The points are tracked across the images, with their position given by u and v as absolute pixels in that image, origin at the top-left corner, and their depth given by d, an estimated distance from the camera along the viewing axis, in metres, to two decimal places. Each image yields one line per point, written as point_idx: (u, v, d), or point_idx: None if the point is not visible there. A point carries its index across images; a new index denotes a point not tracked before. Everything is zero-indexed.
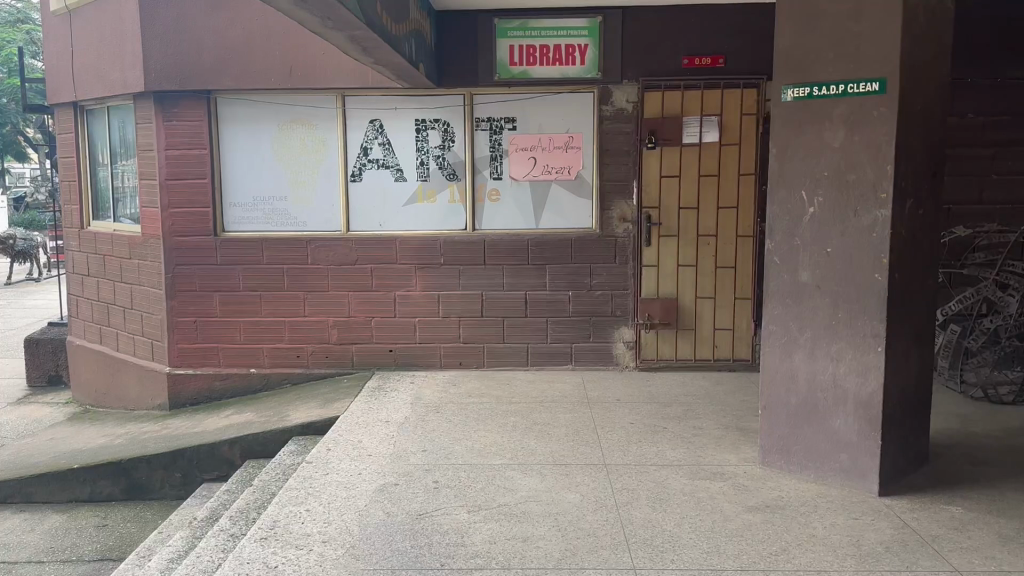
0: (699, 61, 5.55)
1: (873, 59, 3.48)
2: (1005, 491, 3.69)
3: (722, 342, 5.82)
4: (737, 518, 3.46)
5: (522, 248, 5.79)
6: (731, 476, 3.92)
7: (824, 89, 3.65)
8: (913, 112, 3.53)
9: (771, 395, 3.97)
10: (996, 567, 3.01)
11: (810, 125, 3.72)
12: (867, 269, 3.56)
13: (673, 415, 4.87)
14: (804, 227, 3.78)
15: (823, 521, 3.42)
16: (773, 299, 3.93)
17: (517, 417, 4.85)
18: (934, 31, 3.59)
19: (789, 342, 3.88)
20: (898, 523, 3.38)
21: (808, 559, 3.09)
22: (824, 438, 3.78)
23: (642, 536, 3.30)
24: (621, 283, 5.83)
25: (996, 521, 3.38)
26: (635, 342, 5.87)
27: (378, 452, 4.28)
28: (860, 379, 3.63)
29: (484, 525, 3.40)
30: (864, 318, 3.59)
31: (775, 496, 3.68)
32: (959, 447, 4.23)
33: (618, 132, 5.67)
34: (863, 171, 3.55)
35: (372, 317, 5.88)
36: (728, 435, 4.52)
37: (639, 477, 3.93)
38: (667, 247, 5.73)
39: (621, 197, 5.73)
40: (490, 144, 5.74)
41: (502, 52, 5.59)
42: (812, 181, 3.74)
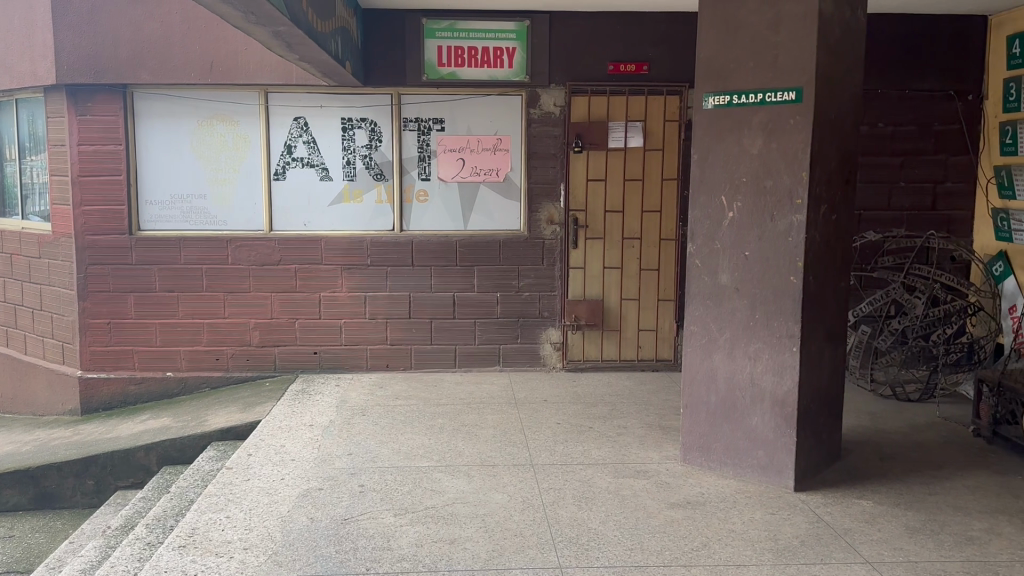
0: (624, 67, 5.64)
1: (790, 69, 3.61)
2: (911, 484, 3.87)
3: (646, 343, 5.94)
4: (660, 515, 3.53)
5: (450, 249, 5.78)
6: (654, 474, 3.99)
7: (743, 97, 3.76)
8: (827, 121, 3.67)
9: (692, 394, 4.06)
10: (904, 557, 3.15)
11: (730, 132, 3.83)
12: (783, 272, 3.69)
13: (598, 414, 4.93)
14: (725, 231, 3.88)
15: (742, 516, 3.52)
16: (694, 301, 4.02)
17: (445, 418, 4.85)
18: (846, 44, 3.74)
19: (709, 343, 3.97)
20: (812, 517, 3.51)
21: (728, 554, 3.18)
22: (742, 435, 3.90)
23: (568, 535, 3.33)
24: (548, 285, 5.87)
25: (903, 513, 3.54)
26: (562, 344, 5.93)
27: (301, 457, 4.20)
28: (777, 378, 3.75)
29: (411, 528, 3.38)
30: (780, 319, 3.72)
31: (696, 493, 3.77)
32: (869, 443, 4.42)
33: (546, 135, 5.72)
34: (780, 177, 3.67)
35: (296, 319, 5.79)
36: (652, 433, 4.60)
37: (565, 476, 3.97)
38: (593, 249, 5.82)
39: (548, 199, 5.78)
40: (418, 144, 5.71)
41: (430, 52, 5.57)
42: (731, 186, 3.84)
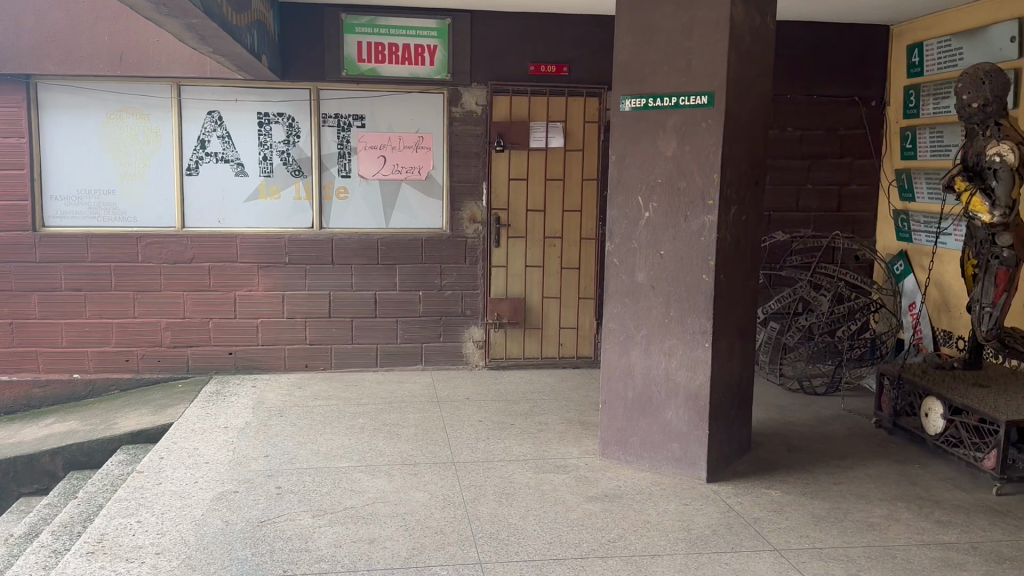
0: (544, 68, 5.71)
1: (702, 74, 3.72)
2: (817, 474, 4.04)
3: (567, 341, 6.03)
4: (578, 508, 3.60)
5: (371, 247, 5.74)
6: (573, 468, 4.06)
7: (658, 100, 3.86)
8: (738, 125, 3.80)
9: (610, 389, 4.14)
10: (809, 544, 3.30)
11: (645, 134, 3.92)
12: (696, 270, 3.81)
13: (519, 412, 4.98)
14: (641, 230, 3.97)
15: (657, 507, 3.62)
16: (612, 299, 4.09)
17: (366, 418, 4.82)
18: (756, 51, 3.88)
19: (627, 339, 4.06)
20: (724, 507, 3.63)
21: (644, 544, 3.27)
22: (657, 429, 4.00)
23: (488, 531, 3.37)
24: (471, 283, 5.90)
25: (809, 502, 3.70)
26: (484, 342, 5.96)
27: (216, 459, 4.11)
28: (690, 373, 3.88)
29: (330, 529, 3.36)
30: (693, 317, 3.84)
31: (613, 486, 3.85)
32: (778, 435, 4.59)
33: (468, 133, 5.73)
34: (693, 179, 3.79)
35: (210, 319, 5.66)
36: (571, 429, 4.68)
37: (486, 473, 4.00)
38: (514, 248, 5.87)
39: (470, 197, 5.80)
40: (338, 140, 5.64)
41: (350, 48, 5.52)
42: (647, 187, 3.93)
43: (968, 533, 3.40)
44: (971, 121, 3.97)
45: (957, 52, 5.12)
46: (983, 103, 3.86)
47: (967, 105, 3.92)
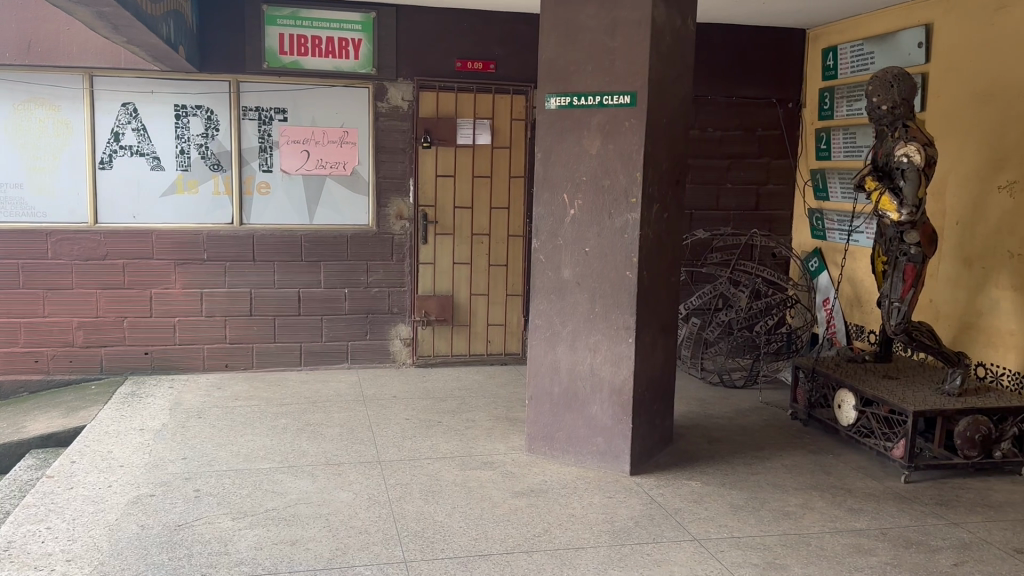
0: (471, 65, 5.71)
1: (625, 73, 3.78)
2: (736, 465, 4.16)
3: (494, 338, 6.05)
4: (504, 504, 3.61)
5: (294, 244, 5.65)
6: (499, 464, 4.07)
7: (582, 99, 3.89)
8: (659, 125, 3.87)
9: (536, 385, 4.16)
10: (727, 533, 3.39)
11: (570, 132, 3.95)
12: (620, 267, 3.87)
13: (446, 409, 4.97)
14: (566, 227, 4.00)
15: (581, 501, 3.66)
16: (538, 296, 4.11)
17: (289, 418, 4.74)
18: (676, 52, 3.95)
19: (553, 335, 4.09)
20: (646, 499, 3.70)
21: (568, 537, 3.31)
22: (583, 424, 4.05)
23: (413, 529, 3.35)
24: (397, 280, 5.85)
25: (728, 492, 3.80)
26: (411, 339, 5.92)
27: (131, 463, 3.98)
28: (614, 368, 3.94)
29: (251, 531, 3.29)
30: (617, 312, 3.90)
31: (539, 481, 3.88)
32: (699, 428, 4.70)
33: (393, 129, 5.68)
34: (617, 177, 3.85)
35: (124, 318, 5.47)
36: (499, 425, 4.69)
37: (413, 471, 3.98)
38: (442, 245, 5.85)
39: (397, 194, 5.75)
40: (259, 134, 5.51)
41: (271, 40, 5.41)
42: (572, 185, 3.97)
43: (877, 520, 3.55)
44: (880, 123, 4.13)
45: (868, 56, 5.33)
46: (892, 105, 4.03)
47: (877, 107, 4.08)
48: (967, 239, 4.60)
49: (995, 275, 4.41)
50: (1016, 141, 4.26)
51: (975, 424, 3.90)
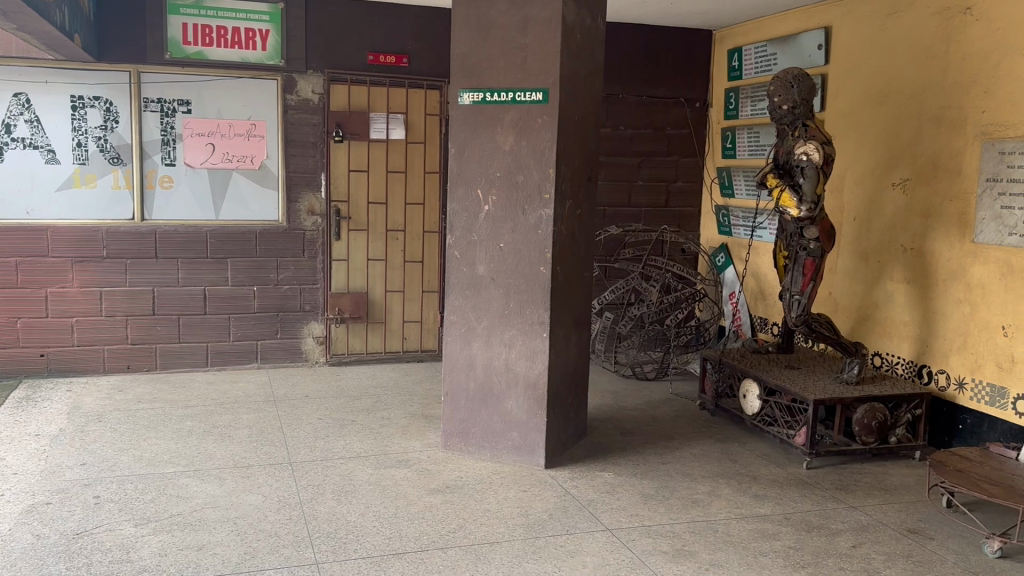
0: (383, 58, 5.64)
1: (537, 70, 3.80)
2: (648, 455, 4.24)
3: (410, 335, 6.00)
4: (418, 501, 3.59)
5: (200, 241, 5.47)
6: (414, 462, 4.04)
7: (495, 95, 3.90)
8: (571, 122, 3.91)
9: (452, 381, 4.14)
10: (638, 522, 3.46)
11: (483, 129, 3.95)
12: (534, 263, 3.89)
13: (361, 408, 4.90)
14: (481, 223, 3.99)
15: (496, 496, 3.67)
16: (453, 292, 4.09)
17: (195, 421, 4.58)
18: (587, 50, 4.00)
19: (468, 331, 4.08)
20: (560, 491, 3.74)
21: (483, 532, 3.31)
22: (498, 418, 4.06)
23: (325, 530, 3.30)
24: (309, 277, 5.74)
25: (639, 482, 3.88)
26: (324, 338, 5.82)
27: (25, 470, 3.78)
28: (529, 363, 3.96)
29: (154, 537, 3.17)
30: (532, 308, 3.93)
31: (454, 477, 3.87)
32: (612, 420, 4.78)
33: (303, 122, 5.56)
34: (530, 173, 3.87)
35: (17, 318, 5.20)
36: (414, 423, 4.66)
37: (325, 471, 3.92)
38: (355, 241, 5.77)
39: (308, 188, 5.63)
40: (161, 126, 5.31)
41: (173, 30, 5.22)
42: (486, 181, 3.96)
43: (781, 505, 3.68)
44: (781, 123, 4.28)
45: (772, 57, 5.51)
46: (792, 105, 4.18)
47: (778, 107, 4.23)
48: (863, 234, 4.81)
49: (890, 268, 4.62)
50: (908, 141, 4.48)
51: (871, 411, 4.09)
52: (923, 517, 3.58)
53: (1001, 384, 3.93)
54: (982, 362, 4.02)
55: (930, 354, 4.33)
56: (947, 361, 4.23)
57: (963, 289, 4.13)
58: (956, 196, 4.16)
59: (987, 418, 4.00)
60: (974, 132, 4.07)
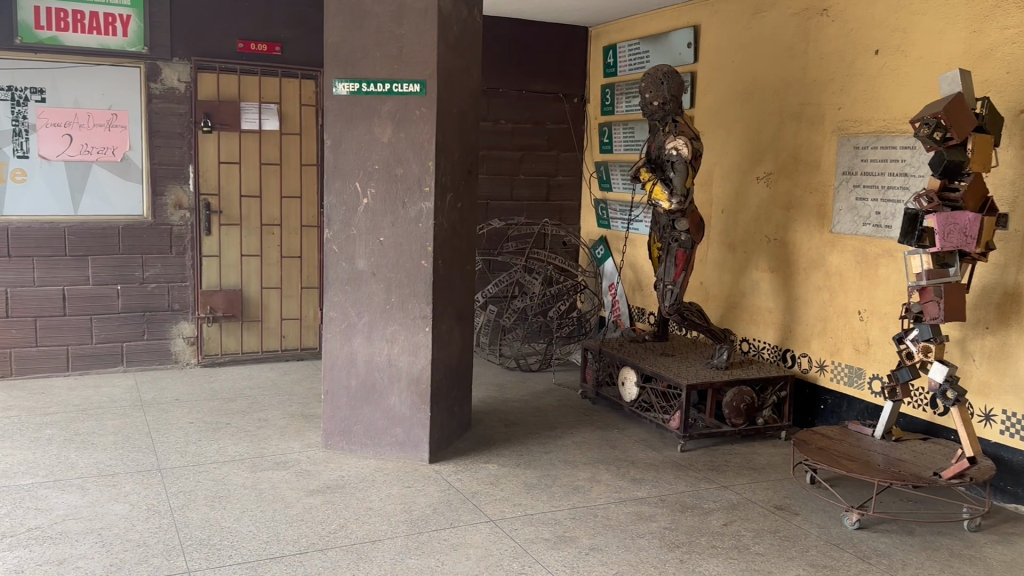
0: (255, 46, 5.45)
1: (413, 61, 3.76)
2: (532, 446, 4.27)
3: (289, 333, 5.83)
4: (297, 503, 3.49)
5: (57, 238, 5.13)
6: (293, 463, 3.92)
7: (371, 86, 3.82)
8: (449, 114, 3.89)
9: (332, 379, 4.03)
10: (522, 511, 3.48)
11: (360, 120, 3.85)
12: (416, 257, 3.85)
13: (236, 410, 4.71)
14: (360, 217, 3.90)
15: (379, 493, 3.61)
16: (331, 287, 3.98)
17: (55, 429, 4.29)
18: (464, 42, 3.98)
19: (348, 327, 3.98)
20: (444, 486, 3.72)
21: (365, 531, 3.25)
22: (380, 415, 3.99)
23: (198, 537, 3.16)
24: (178, 275, 5.48)
25: (523, 472, 3.91)
26: (196, 338, 5.58)
27: None
28: (411, 358, 3.92)
29: (9, 554, 2.95)
30: (413, 302, 3.89)
31: (335, 477, 3.78)
32: (496, 413, 4.79)
33: (169, 112, 5.30)
34: (409, 166, 3.81)
35: None
36: (293, 423, 4.52)
37: (197, 476, 3.75)
38: (228, 236, 5.56)
39: (175, 182, 5.38)
40: (12, 116, 4.93)
41: (24, 13, 4.87)
42: (364, 173, 3.88)
43: (658, 488, 3.79)
44: (652, 118, 4.40)
45: (644, 55, 5.66)
46: (662, 101, 4.30)
47: (649, 103, 4.34)
48: (731, 226, 5.01)
49: (756, 258, 4.83)
50: (771, 136, 4.69)
51: (740, 394, 4.27)
52: (790, 494, 3.76)
53: (857, 365, 4.17)
54: (841, 345, 4.26)
55: (794, 339, 4.56)
56: (809, 345, 4.47)
57: (823, 277, 4.36)
58: (816, 188, 4.39)
59: (845, 398, 4.24)
60: (831, 128, 4.30)
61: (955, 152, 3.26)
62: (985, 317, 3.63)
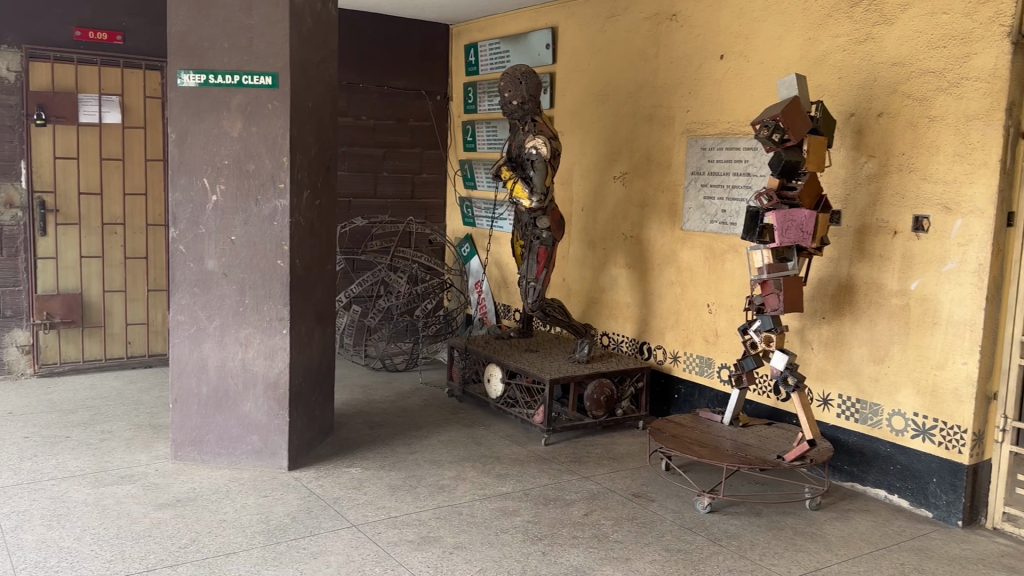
0: (93, 35, 5.13)
1: (264, 53, 3.63)
2: (396, 447, 4.23)
3: (135, 339, 5.51)
4: (144, 519, 3.31)
5: None
6: (140, 476, 3.71)
7: (219, 78, 3.66)
8: (304, 108, 3.78)
9: (181, 386, 3.84)
10: (385, 514, 3.44)
11: (207, 113, 3.69)
12: (271, 256, 3.72)
13: (75, 422, 4.41)
14: (209, 215, 3.73)
15: (234, 504, 3.48)
16: (178, 289, 3.79)
17: None
18: (318, 35, 3.88)
19: (198, 332, 3.81)
20: (304, 493, 3.62)
21: (218, 544, 3.12)
22: (235, 423, 3.84)
23: (33, 560, 2.94)
24: (10, 279, 5.12)
25: (386, 474, 3.86)
26: (31, 346, 5.20)
27: None
28: (267, 361, 3.79)
29: None
30: (269, 303, 3.76)
31: (186, 489, 3.60)
32: (360, 415, 4.71)
33: None
34: (261, 161, 3.69)
35: None
36: (140, 434, 4.28)
37: (32, 495, 3.49)
38: (65, 236, 5.21)
39: (5, 178, 5.01)
40: None
41: None
42: (213, 168, 3.71)
43: (521, 482, 3.83)
44: (512, 117, 4.44)
45: (505, 54, 5.71)
46: (522, 101, 4.35)
47: (508, 102, 4.38)
48: (591, 224, 5.14)
49: (614, 254, 4.96)
50: (626, 137, 4.83)
51: (600, 387, 4.38)
52: (646, 481, 3.88)
53: (707, 355, 4.36)
54: (693, 337, 4.44)
55: (650, 332, 4.73)
56: (664, 337, 4.63)
57: (675, 272, 4.53)
58: (668, 188, 4.56)
59: (697, 388, 4.43)
60: (680, 130, 4.47)
61: (792, 152, 3.44)
62: (821, 307, 3.87)
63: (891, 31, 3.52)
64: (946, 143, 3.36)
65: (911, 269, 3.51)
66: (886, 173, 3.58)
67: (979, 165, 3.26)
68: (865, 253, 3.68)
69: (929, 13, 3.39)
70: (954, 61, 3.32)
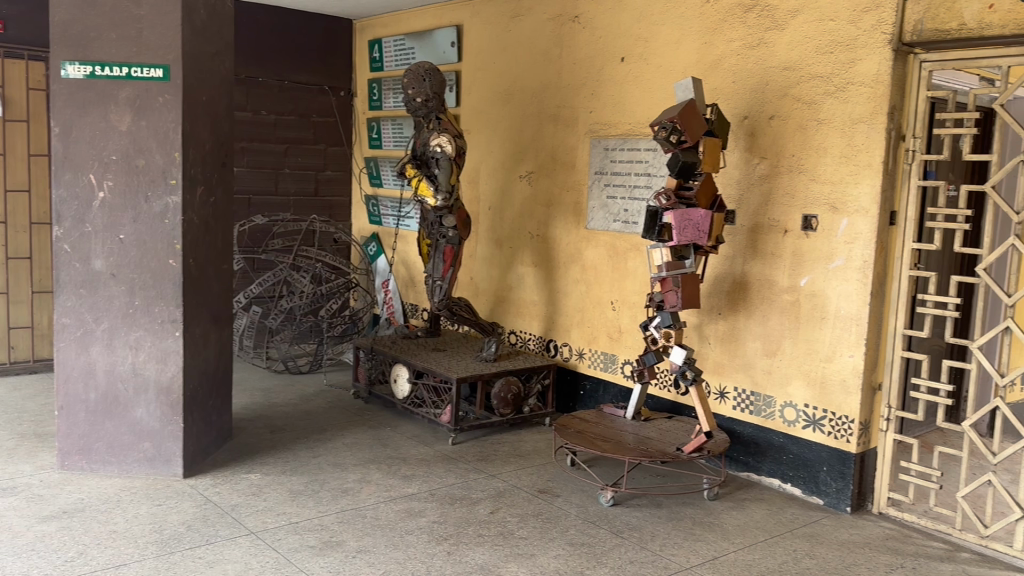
0: None
1: (153, 45, 3.50)
2: (298, 451, 4.14)
3: (18, 344, 5.24)
4: (27, 532, 3.14)
5: None
6: (23, 488, 3.52)
7: (106, 69, 3.51)
8: (197, 102, 3.66)
9: (67, 392, 3.67)
10: (285, 520, 3.36)
11: (93, 106, 3.53)
12: (162, 256, 3.59)
13: None
14: (95, 212, 3.57)
15: (125, 514, 3.34)
16: (63, 290, 3.61)
17: None
18: (212, 27, 3.76)
19: (85, 335, 3.64)
20: (200, 500, 3.50)
21: (107, 556, 2.99)
22: (126, 430, 3.69)
23: None
24: None
25: (287, 479, 3.77)
26: None
27: None
28: (160, 365, 3.66)
29: None
30: (161, 305, 3.63)
31: (74, 500, 3.44)
32: (261, 419, 4.59)
33: None
34: (152, 156, 3.55)
35: None
36: (23, 443, 4.07)
37: None
38: None
39: None
40: None
41: None
42: (99, 164, 3.55)
43: (427, 483, 3.81)
44: (416, 115, 4.41)
45: (411, 51, 5.67)
46: (426, 98, 4.32)
47: (412, 99, 4.34)
48: (497, 223, 5.15)
49: (520, 253, 4.99)
50: (531, 137, 4.87)
51: (507, 385, 4.40)
52: (551, 478, 3.92)
53: (611, 352, 4.44)
54: (597, 334, 4.51)
55: (555, 330, 4.77)
56: (569, 335, 4.69)
57: (580, 270, 4.58)
58: (572, 187, 4.61)
59: (601, 384, 4.50)
60: (583, 130, 4.53)
61: (688, 153, 3.53)
62: (718, 304, 3.99)
63: (782, 36, 3.65)
64: (833, 145, 3.51)
65: (801, 266, 3.66)
66: (777, 174, 3.72)
67: (863, 167, 3.41)
68: (757, 251, 3.82)
69: (816, 20, 3.53)
70: (839, 67, 3.47)
